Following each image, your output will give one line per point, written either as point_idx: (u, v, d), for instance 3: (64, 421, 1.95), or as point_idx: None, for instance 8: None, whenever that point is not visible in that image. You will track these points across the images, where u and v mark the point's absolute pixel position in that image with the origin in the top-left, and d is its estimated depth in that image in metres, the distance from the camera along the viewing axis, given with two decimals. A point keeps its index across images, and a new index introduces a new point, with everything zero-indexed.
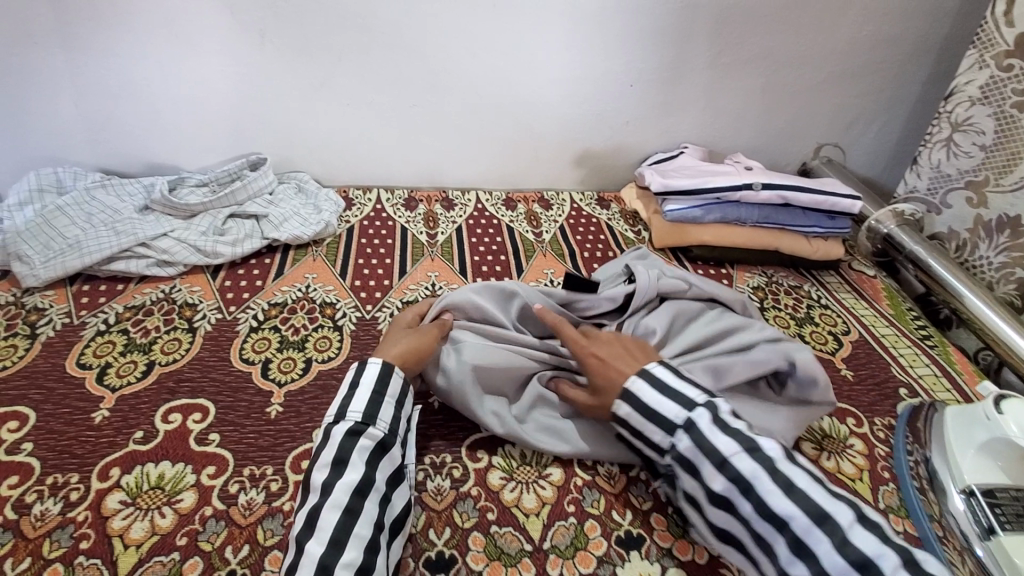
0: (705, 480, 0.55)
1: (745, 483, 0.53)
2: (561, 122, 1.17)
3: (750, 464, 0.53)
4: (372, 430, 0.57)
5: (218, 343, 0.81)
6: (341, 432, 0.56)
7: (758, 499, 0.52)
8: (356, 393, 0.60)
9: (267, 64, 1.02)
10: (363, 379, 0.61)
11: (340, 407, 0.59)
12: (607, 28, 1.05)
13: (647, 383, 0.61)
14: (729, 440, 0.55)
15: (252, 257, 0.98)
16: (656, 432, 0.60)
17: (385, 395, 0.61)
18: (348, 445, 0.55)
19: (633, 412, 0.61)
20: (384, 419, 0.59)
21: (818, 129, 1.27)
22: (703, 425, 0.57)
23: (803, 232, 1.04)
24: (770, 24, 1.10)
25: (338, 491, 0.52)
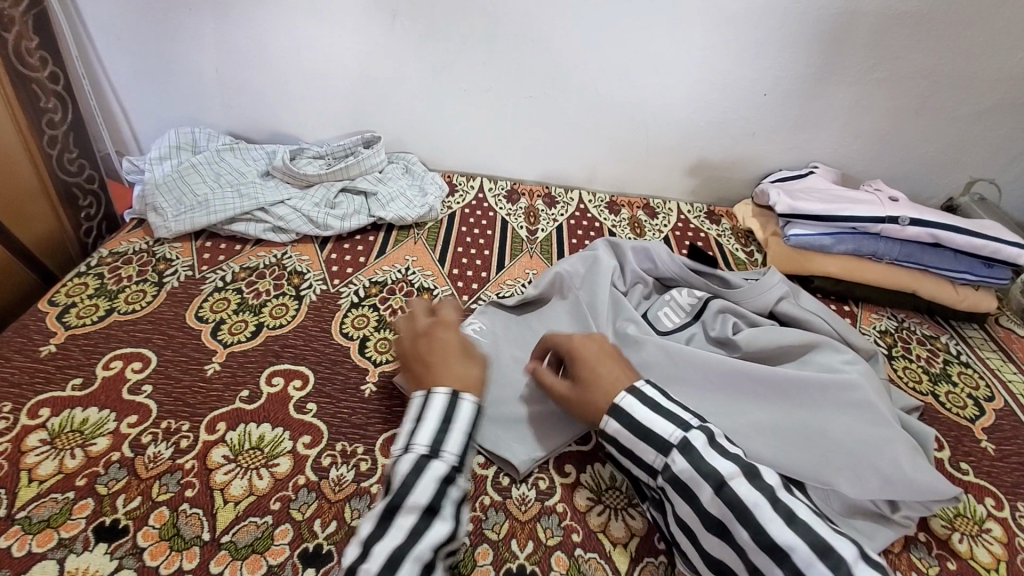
0: (701, 505, 0.50)
1: (744, 511, 0.47)
2: (680, 129, 1.11)
3: (751, 490, 0.48)
4: (459, 481, 0.50)
5: (321, 314, 0.83)
6: (434, 474, 0.49)
7: (758, 526, 0.46)
8: (451, 429, 0.52)
9: (394, 45, 1.04)
10: (457, 415, 0.53)
11: (435, 440, 0.51)
12: (748, 32, 0.97)
13: (639, 404, 0.57)
14: (727, 463, 0.51)
15: (357, 233, 1.00)
16: (648, 452, 0.55)
17: (475, 436, 0.54)
18: (440, 492, 0.48)
19: (622, 429, 0.57)
20: (468, 462, 0.52)
21: (972, 161, 1.13)
22: (700, 446, 0.52)
23: (950, 278, 0.92)
24: (939, 38, 0.97)
25: (424, 544, 0.45)
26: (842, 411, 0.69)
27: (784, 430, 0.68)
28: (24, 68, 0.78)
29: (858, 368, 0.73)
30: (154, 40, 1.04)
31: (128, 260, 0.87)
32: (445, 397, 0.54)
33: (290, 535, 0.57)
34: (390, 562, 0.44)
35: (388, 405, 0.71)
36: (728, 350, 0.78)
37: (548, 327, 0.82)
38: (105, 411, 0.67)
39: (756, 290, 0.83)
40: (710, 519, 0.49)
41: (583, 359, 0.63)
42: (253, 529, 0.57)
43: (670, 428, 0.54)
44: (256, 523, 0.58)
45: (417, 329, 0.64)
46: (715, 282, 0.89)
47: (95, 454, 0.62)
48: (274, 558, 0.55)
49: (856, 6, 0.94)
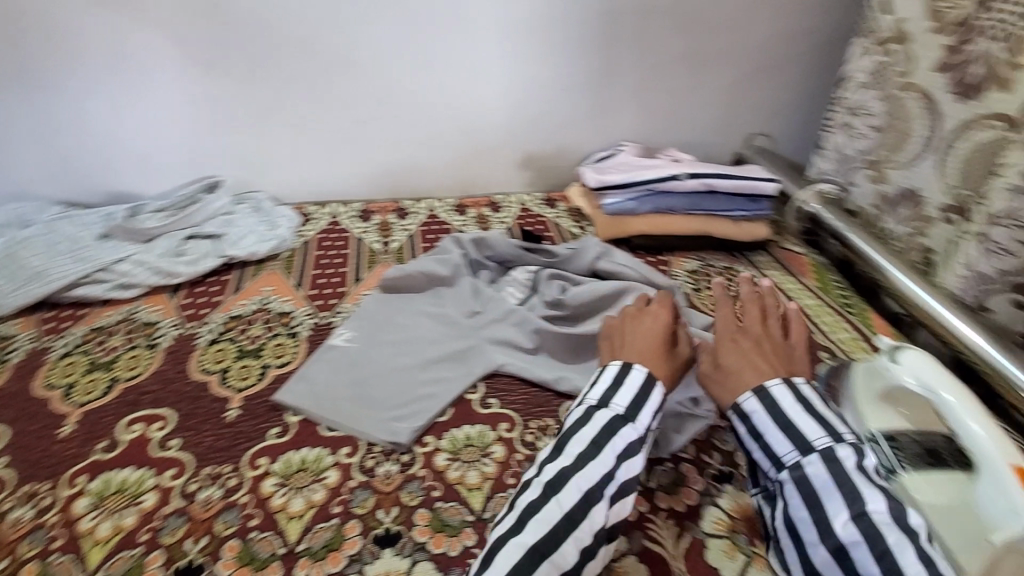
0: (829, 525, 0.50)
1: (875, 535, 0.49)
2: (503, 128, 1.23)
3: (894, 531, 0.49)
4: (627, 429, 0.60)
5: (178, 356, 0.85)
6: (603, 419, 0.61)
7: (886, 553, 0.48)
8: (652, 386, 0.63)
9: (219, 92, 1.10)
10: (629, 377, 0.64)
11: (604, 394, 0.63)
12: (535, 37, 1.13)
13: (793, 394, 0.57)
14: (879, 503, 0.50)
15: (211, 275, 1.02)
16: (783, 444, 0.55)
17: (653, 395, 0.63)
18: (608, 433, 0.60)
19: (761, 416, 0.57)
20: (644, 415, 0.62)
21: (748, 120, 1.33)
22: (846, 464, 0.52)
23: (729, 216, 1.10)
24: (688, 23, 1.17)
25: (584, 476, 0.56)
26: None
27: None
28: None
29: None
30: None
31: None
32: (643, 370, 0.64)
33: (162, 558, 0.61)
34: (558, 476, 0.57)
35: (253, 425, 0.76)
36: (559, 309, 0.91)
37: (408, 321, 0.92)
38: None
39: (576, 254, 0.98)
40: (835, 541, 0.50)
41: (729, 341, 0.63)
42: (124, 562, 0.60)
43: (823, 435, 0.54)
44: (127, 556, 0.61)
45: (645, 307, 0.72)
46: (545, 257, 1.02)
47: None
48: None
49: (614, 8, 1.13)
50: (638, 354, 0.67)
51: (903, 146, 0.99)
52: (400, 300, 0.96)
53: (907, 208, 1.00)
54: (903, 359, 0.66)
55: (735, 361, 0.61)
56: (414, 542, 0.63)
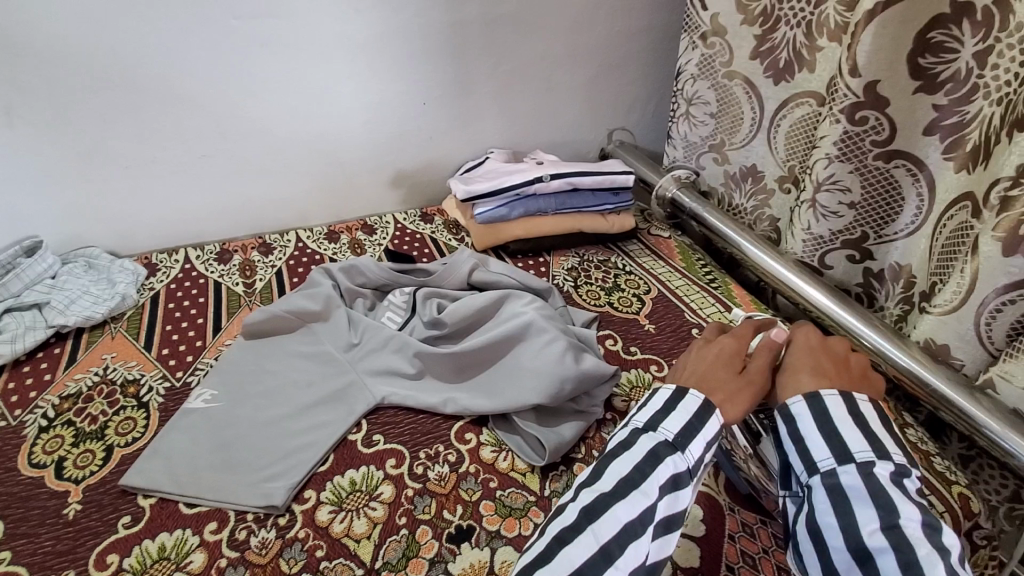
0: (857, 531, 0.48)
1: (905, 545, 0.46)
2: (365, 148, 1.19)
3: (924, 543, 0.46)
4: (672, 460, 0.54)
5: (2, 452, 0.74)
6: (646, 446, 0.55)
7: (915, 568, 0.45)
8: (676, 412, 0.56)
9: (20, 141, 0.95)
10: (682, 403, 0.57)
11: (652, 418, 0.57)
12: (383, 53, 1.09)
13: (845, 408, 0.55)
14: (912, 515, 0.48)
15: (39, 351, 0.89)
16: (822, 450, 0.53)
17: (705, 426, 0.56)
18: (649, 465, 0.53)
19: (808, 422, 0.55)
20: (702, 441, 0.55)
21: (606, 115, 1.39)
22: (885, 479, 0.50)
23: (598, 211, 1.13)
24: (530, 29, 1.18)
25: (638, 511, 0.51)
26: (525, 344, 0.82)
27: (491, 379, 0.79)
28: None
29: (535, 303, 0.87)
30: None
31: None
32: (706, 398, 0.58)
33: None
34: (582, 515, 0.52)
35: (99, 518, 0.66)
36: (440, 328, 0.88)
37: (279, 363, 0.85)
38: None
39: (451, 268, 0.95)
40: (859, 545, 0.48)
41: (806, 349, 0.62)
42: None
43: (867, 445, 0.52)
44: None
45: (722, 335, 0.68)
46: (422, 274, 0.98)
47: None
48: None
49: (458, 16, 1.10)
50: (698, 379, 0.61)
51: (738, 128, 1.06)
52: (268, 343, 0.89)
53: (750, 183, 1.08)
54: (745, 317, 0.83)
55: (800, 366, 0.61)
56: None
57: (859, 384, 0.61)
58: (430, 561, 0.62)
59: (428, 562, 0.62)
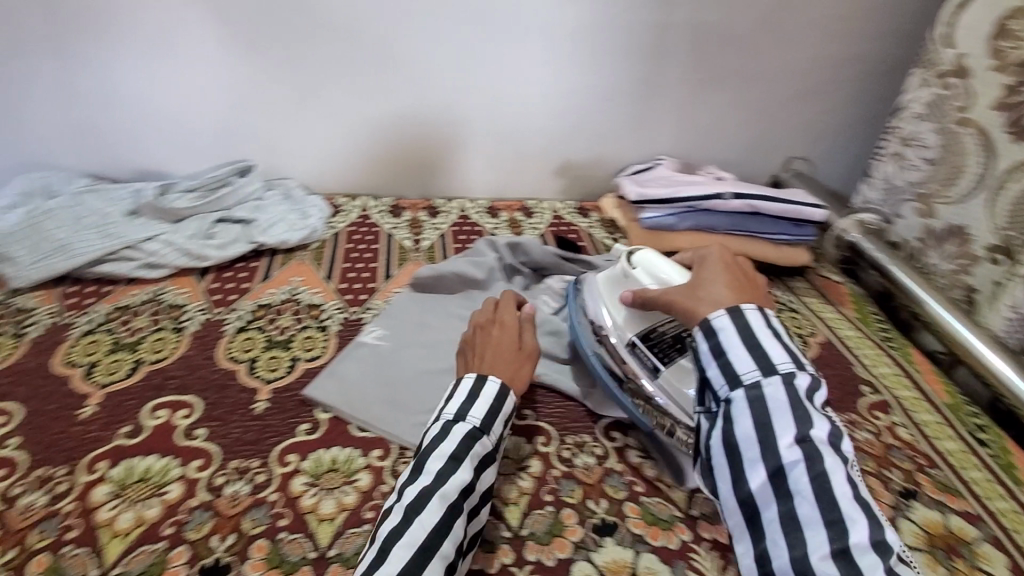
0: (773, 445, 0.50)
1: (816, 458, 0.49)
2: (542, 135, 1.22)
3: (831, 452, 0.49)
4: (478, 447, 0.60)
5: (205, 342, 0.83)
6: (459, 433, 0.60)
7: (824, 480, 0.48)
8: (477, 400, 0.64)
9: (258, 74, 1.07)
10: (483, 390, 0.65)
11: (461, 408, 0.63)
12: (583, 46, 1.11)
13: (765, 323, 0.56)
14: (849, 439, 0.52)
15: (239, 261, 1.00)
16: (746, 363, 0.53)
17: (502, 406, 0.65)
18: (465, 446, 0.60)
19: (716, 343, 0.56)
20: (494, 433, 0.63)
21: (787, 142, 1.32)
22: (775, 403, 0.51)
23: (770, 240, 1.08)
24: (737, 41, 1.16)
25: (451, 484, 0.56)
26: None
27: None
28: None
29: None
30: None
31: None
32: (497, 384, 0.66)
33: (185, 556, 0.58)
34: (459, 496, 0.56)
35: (282, 419, 0.73)
36: None
37: (443, 321, 0.89)
38: None
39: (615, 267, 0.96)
40: (777, 461, 0.49)
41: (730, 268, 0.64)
42: (145, 557, 0.57)
43: (783, 358, 0.53)
44: (148, 551, 0.58)
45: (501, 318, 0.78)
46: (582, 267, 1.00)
47: None
48: None
49: (665, 18, 1.10)
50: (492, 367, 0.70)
51: (957, 178, 0.97)
52: (432, 299, 0.94)
53: (956, 245, 0.97)
54: (637, 262, 0.79)
55: (702, 290, 0.63)
56: None
57: (754, 294, 0.62)
58: (574, 544, 0.63)
59: (573, 545, 0.63)
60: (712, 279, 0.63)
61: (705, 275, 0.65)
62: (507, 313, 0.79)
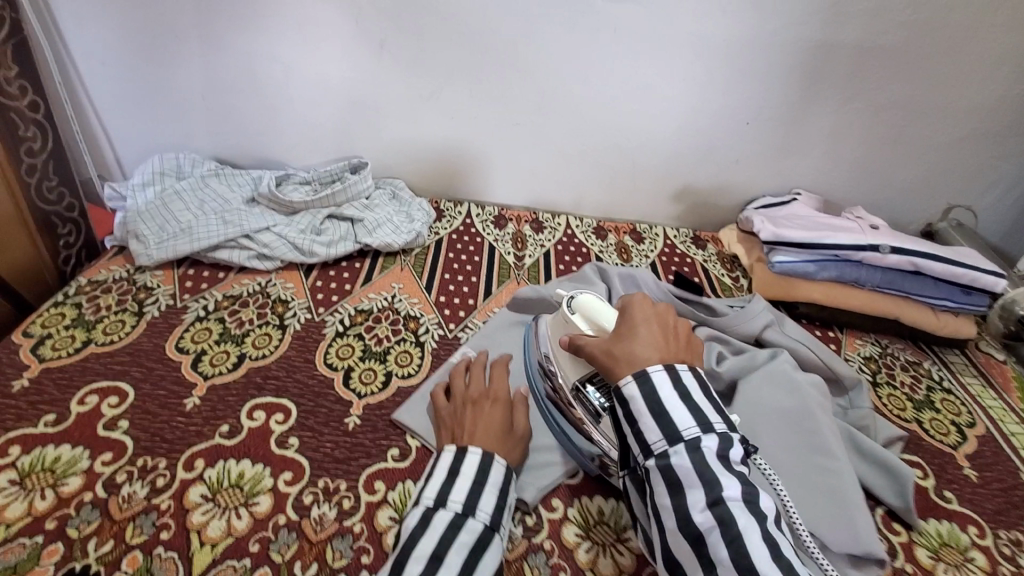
0: (687, 512, 0.45)
1: (730, 523, 0.44)
2: (665, 156, 1.13)
3: (744, 511, 0.44)
4: (473, 523, 0.54)
5: (305, 343, 0.82)
6: (442, 521, 0.54)
7: (741, 547, 0.42)
8: (457, 481, 0.58)
9: (383, 72, 1.04)
10: (463, 468, 0.59)
11: (440, 492, 0.56)
12: (729, 65, 1.00)
13: (671, 384, 0.50)
14: (767, 502, 0.47)
15: (344, 260, 0.99)
16: (653, 431, 0.48)
17: (488, 478, 0.59)
18: (449, 538, 0.52)
19: (639, 398, 0.50)
20: (484, 510, 0.56)
21: (948, 188, 1.14)
22: (684, 471, 0.46)
23: (931, 305, 0.95)
24: (914, 70, 1.00)
25: None
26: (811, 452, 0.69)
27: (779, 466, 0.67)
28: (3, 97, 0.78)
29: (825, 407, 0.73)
30: (142, 70, 1.05)
31: (108, 289, 0.86)
32: (479, 455, 0.60)
33: None
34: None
35: (373, 439, 0.70)
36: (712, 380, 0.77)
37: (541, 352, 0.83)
38: (78, 448, 0.64)
39: (742, 317, 0.85)
40: (693, 529, 0.45)
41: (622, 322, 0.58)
42: (230, 573, 0.56)
43: (689, 422, 0.48)
44: (233, 566, 0.56)
45: (488, 390, 0.71)
46: (700, 311, 0.90)
47: (65, 495, 0.60)
48: None
49: (830, 38, 0.97)
50: (493, 438, 0.64)
51: None
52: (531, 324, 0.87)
53: None
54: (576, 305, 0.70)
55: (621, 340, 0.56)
56: None
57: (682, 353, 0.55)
58: None
59: None
60: (642, 329, 0.56)
61: (636, 317, 0.58)
62: (475, 389, 0.71)
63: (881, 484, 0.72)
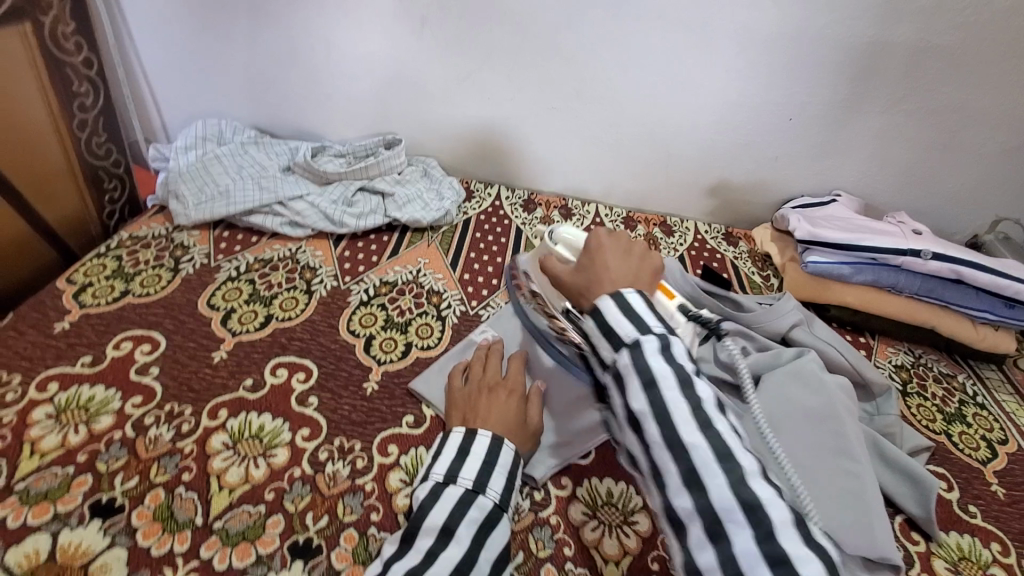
0: (625, 399, 0.47)
1: (659, 403, 0.45)
2: (701, 149, 1.11)
3: (678, 395, 0.44)
4: (482, 501, 0.55)
5: (330, 309, 0.83)
6: (450, 499, 0.55)
7: (670, 427, 0.44)
8: (467, 460, 0.58)
9: (423, 51, 1.05)
10: (474, 448, 0.59)
11: (450, 470, 0.57)
12: (774, 58, 0.98)
13: (615, 299, 0.50)
14: (708, 389, 0.47)
15: (372, 232, 1.00)
16: (602, 341, 0.50)
17: (497, 459, 0.59)
18: (458, 513, 0.54)
19: (594, 323, 0.51)
20: (495, 490, 0.57)
21: (1000, 198, 1.09)
22: (625, 367, 0.47)
23: (970, 316, 0.91)
24: (973, 73, 0.95)
25: (441, 564, 0.50)
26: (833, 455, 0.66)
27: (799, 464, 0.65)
28: (60, 53, 0.80)
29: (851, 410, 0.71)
30: (193, 38, 1.08)
31: (147, 244, 0.89)
32: (489, 437, 0.60)
33: (281, 526, 0.57)
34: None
35: (389, 405, 0.71)
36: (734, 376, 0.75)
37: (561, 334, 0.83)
38: (110, 390, 0.67)
39: (770, 314, 0.82)
40: (633, 416, 0.46)
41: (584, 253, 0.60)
42: (245, 518, 0.58)
43: (630, 329, 0.48)
44: (248, 512, 0.58)
45: (500, 379, 0.70)
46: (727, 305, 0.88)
47: (97, 431, 0.63)
48: (263, 548, 0.56)
49: (883, 35, 0.93)
50: (502, 427, 0.63)
51: None
52: None
53: None
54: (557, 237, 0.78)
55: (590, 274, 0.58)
56: None
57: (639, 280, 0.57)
58: None
59: None
60: (606, 256, 0.58)
61: (599, 241, 0.59)
62: (490, 376, 0.70)
63: (902, 492, 0.70)
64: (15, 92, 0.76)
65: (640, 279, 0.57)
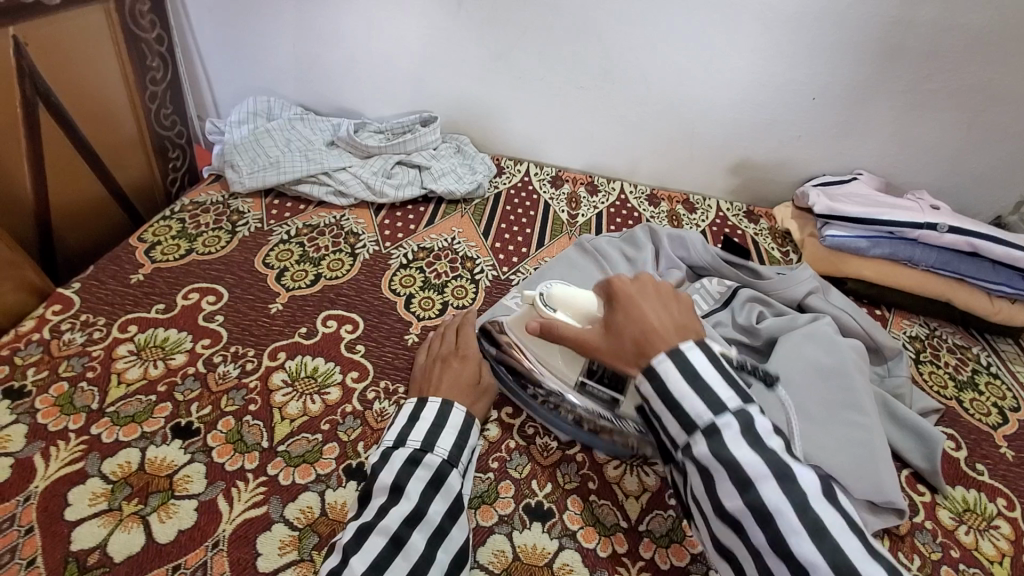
0: (716, 495, 0.47)
1: (748, 486, 0.46)
2: (725, 128, 1.15)
3: (777, 492, 0.45)
4: (430, 459, 0.58)
5: (373, 270, 0.90)
6: (399, 459, 0.57)
7: (775, 530, 0.44)
8: (417, 424, 0.61)
9: (457, 31, 1.10)
10: (424, 414, 0.62)
11: (401, 433, 0.60)
12: (799, 36, 1.00)
13: (678, 370, 0.50)
14: (808, 475, 0.46)
15: (409, 203, 1.07)
16: (674, 427, 0.51)
17: (449, 419, 0.62)
18: (407, 471, 0.56)
19: (653, 394, 0.51)
20: (443, 448, 0.59)
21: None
22: (708, 459, 0.48)
23: (987, 289, 0.94)
24: (999, 52, 0.97)
25: (390, 518, 0.52)
26: (846, 409, 0.70)
27: (813, 415, 0.70)
28: (136, 29, 0.89)
29: (861, 369, 0.75)
30: (245, 19, 1.16)
31: (206, 209, 0.97)
32: (438, 402, 0.63)
33: (336, 451, 0.64)
34: (403, 526, 0.52)
35: None
36: (749, 337, 0.81)
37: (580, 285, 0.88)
38: (182, 332, 0.75)
39: (786, 281, 0.87)
40: (726, 511, 0.47)
41: (621, 308, 0.57)
42: (304, 443, 0.65)
43: (701, 411, 0.49)
44: (307, 439, 0.65)
45: (457, 347, 0.73)
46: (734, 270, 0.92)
47: (173, 367, 0.71)
48: (322, 469, 0.63)
49: (910, 14, 0.95)
50: (450, 390, 0.66)
51: None
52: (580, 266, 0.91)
53: None
54: None
55: (643, 327, 0.55)
56: (564, 527, 0.61)
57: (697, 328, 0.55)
58: (693, 556, 0.60)
59: (691, 556, 0.60)
60: (642, 303, 0.57)
61: (628, 293, 0.58)
62: (447, 345, 0.73)
63: (908, 445, 0.74)
64: (102, 64, 0.85)
65: (688, 317, 0.56)
